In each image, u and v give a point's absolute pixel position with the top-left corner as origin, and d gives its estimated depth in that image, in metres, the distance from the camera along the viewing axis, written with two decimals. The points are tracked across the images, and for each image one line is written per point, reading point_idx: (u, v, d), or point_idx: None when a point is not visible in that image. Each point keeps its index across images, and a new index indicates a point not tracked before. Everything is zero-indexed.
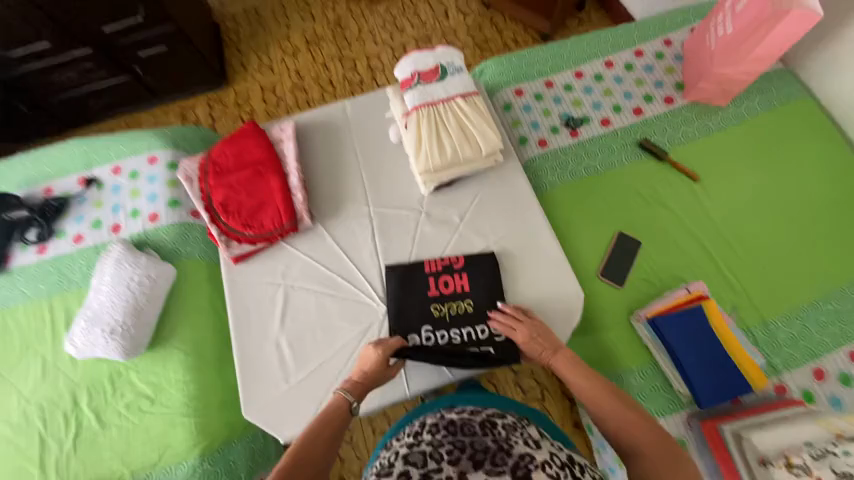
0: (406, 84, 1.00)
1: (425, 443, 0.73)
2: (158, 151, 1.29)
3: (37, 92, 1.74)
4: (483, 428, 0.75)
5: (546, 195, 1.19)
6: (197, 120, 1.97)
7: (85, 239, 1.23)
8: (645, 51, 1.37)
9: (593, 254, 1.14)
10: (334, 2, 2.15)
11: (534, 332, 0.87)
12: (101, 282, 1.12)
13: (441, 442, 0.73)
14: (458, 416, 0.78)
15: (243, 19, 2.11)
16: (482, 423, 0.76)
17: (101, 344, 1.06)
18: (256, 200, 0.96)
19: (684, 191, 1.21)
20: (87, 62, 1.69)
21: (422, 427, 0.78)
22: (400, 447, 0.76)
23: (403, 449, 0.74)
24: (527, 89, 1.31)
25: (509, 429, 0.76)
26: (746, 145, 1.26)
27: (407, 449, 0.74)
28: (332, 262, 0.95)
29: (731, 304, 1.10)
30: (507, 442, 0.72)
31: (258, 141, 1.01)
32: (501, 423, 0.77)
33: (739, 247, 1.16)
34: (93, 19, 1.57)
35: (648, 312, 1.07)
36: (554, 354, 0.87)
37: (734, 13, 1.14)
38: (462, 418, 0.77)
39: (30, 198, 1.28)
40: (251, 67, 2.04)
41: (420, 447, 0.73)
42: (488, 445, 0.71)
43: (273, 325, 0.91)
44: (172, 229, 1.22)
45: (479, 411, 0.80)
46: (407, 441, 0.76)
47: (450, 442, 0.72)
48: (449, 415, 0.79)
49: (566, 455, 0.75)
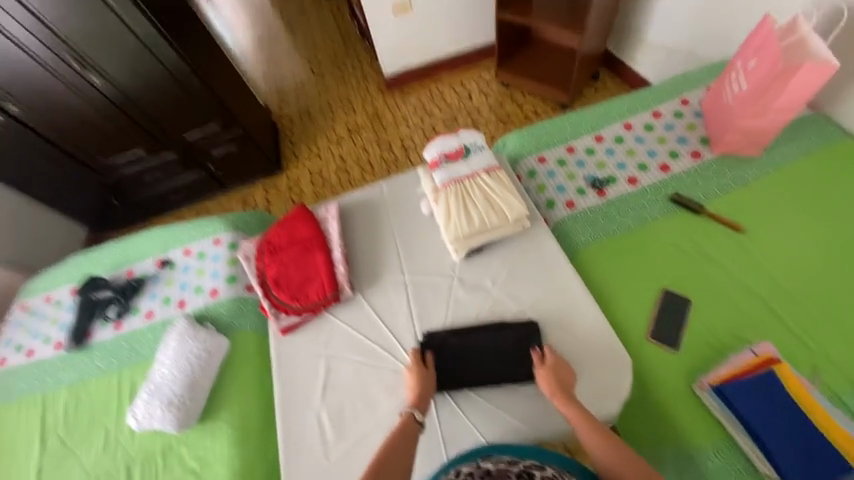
0: (434, 164, 1.10)
1: None
2: (222, 233, 1.47)
3: (130, 190, 2.10)
4: None
5: (579, 255, 1.19)
6: (255, 203, 2.24)
7: (155, 315, 1.38)
8: (663, 112, 1.42)
9: (637, 313, 1.09)
10: (372, 97, 2.48)
11: (555, 370, 0.86)
12: (165, 355, 1.21)
13: None
14: (494, 466, 0.75)
15: (296, 117, 2.48)
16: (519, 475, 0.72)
17: (159, 416, 1.13)
18: (304, 275, 1.05)
19: (728, 243, 1.16)
20: (171, 163, 2.04)
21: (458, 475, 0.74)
22: None
23: None
24: (550, 156, 1.38)
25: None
26: (789, 192, 1.21)
27: None
28: (371, 331, 0.99)
29: (809, 367, 0.98)
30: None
31: (306, 221, 1.13)
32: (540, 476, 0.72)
33: (805, 301, 1.06)
34: (180, 130, 1.93)
35: (712, 378, 0.97)
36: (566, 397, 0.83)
37: (746, 71, 1.19)
38: (499, 468, 0.74)
39: (115, 279, 1.48)
40: (301, 155, 2.34)
41: None
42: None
43: (316, 396, 0.93)
44: (228, 303, 1.34)
45: (515, 462, 0.76)
46: None
47: None
48: (484, 464, 0.76)
49: None
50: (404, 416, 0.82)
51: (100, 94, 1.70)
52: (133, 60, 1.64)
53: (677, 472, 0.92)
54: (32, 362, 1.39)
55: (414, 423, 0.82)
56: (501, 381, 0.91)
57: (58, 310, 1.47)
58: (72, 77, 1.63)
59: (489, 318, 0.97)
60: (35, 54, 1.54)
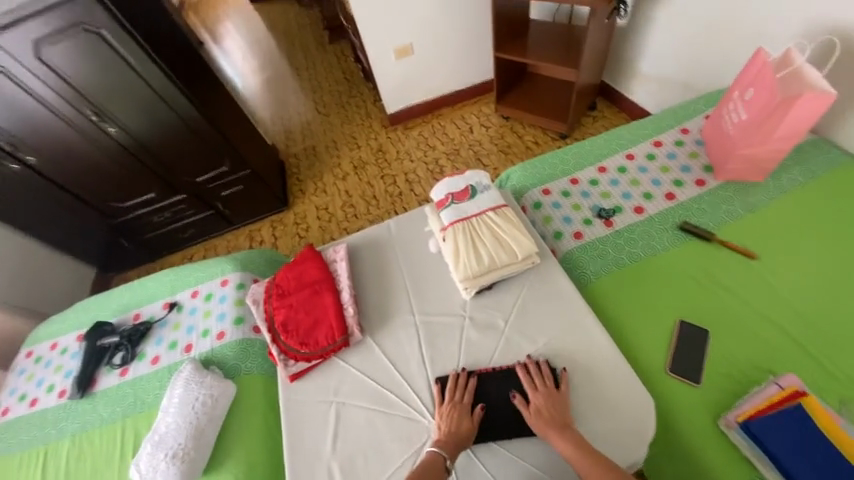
0: (441, 204, 1.12)
1: None
2: (230, 274, 1.48)
3: (140, 231, 2.14)
4: None
5: (590, 287, 1.17)
6: (262, 240, 2.26)
7: (161, 360, 1.36)
8: (664, 141, 1.44)
9: (656, 347, 1.05)
10: (376, 133, 2.56)
11: (544, 399, 0.85)
12: (170, 403, 1.18)
13: None
14: None
15: (302, 155, 2.55)
16: None
17: (162, 469, 1.08)
18: (312, 318, 1.03)
19: (742, 271, 1.14)
20: (181, 204, 2.09)
21: None
22: None
23: None
24: (554, 187, 1.40)
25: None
26: (799, 216, 1.20)
27: None
28: (381, 375, 0.96)
29: (841, 400, 0.93)
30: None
31: (315, 263, 1.13)
32: None
33: (829, 329, 1.02)
34: (190, 173, 1.99)
35: (737, 414, 0.92)
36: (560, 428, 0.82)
37: (744, 101, 1.22)
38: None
39: (123, 323, 1.47)
40: (308, 192, 2.39)
41: None
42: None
43: (325, 447, 0.89)
44: (235, 345, 1.32)
45: None
46: None
47: None
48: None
49: None
50: (432, 454, 0.81)
51: (116, 142, 1.77)
52: (148, 110, 1.71)
53: None
54: (36, 412, 1.36)
55: (442, 470, 0.80)
56: (519, 429, 0.87)
57: (64, 356, 1.46)
58: (88, 128, 1.69)
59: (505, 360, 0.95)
60: (56, 108, 1.60)
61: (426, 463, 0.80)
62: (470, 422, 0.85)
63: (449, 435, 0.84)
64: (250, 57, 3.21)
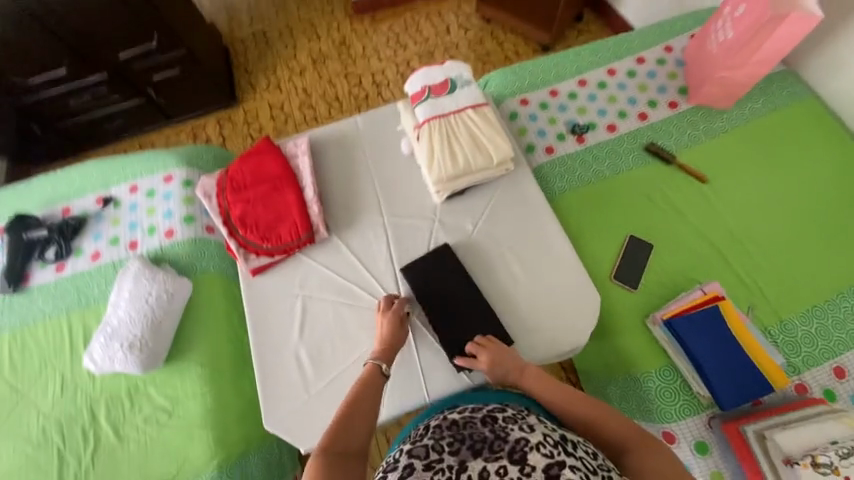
0: (416, 98, 1.03)
1: (426, 437, 0.69)
2: (174, 169, 1.33)
3: (53, 115, 1.81)
4: (485, 423, 0.70)
5: (555, 200, 1.21)
6: (208, 138, 2.02)
7: (103, 256, 1.26)
8: (647, 58, 1.39)
9: (605, 258, 1.14)
10: (340, 22, 2.22)
11: (497, 356, 0.85)
12: (120, 298, 1.14)
13: (442, 435, 0.69)
14: (459, 415, 0.73)
15: (251, 41, 2.19)
16: (483, 420, 0.71)
17: (120, 359, 1.08)
18: (273, 213, 0.98)
19: (692, 193, 1.22)
20: (102, 86, 1.76)
21: (425, 430, 0.72)
22: (404, 444, 0.71)
23: (404, 447, 0.69)
24: (532, 98, 1.33)
25: (510, 420, 0.70)
26: (753, 145, 1.27)
27: (411, 443, 0.69)
28: (349, 271, 0.96)
29: (747, 304, 1.10)
30: (504, 429, 0.68)
31: (273, 156, 1.03)
32: (502, 417, 0.71)
33: (752, 247, 1.15)
34: (109, 47, 1.64)
35: (664, 313, 1.06)
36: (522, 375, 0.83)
37: (734, 18, 1.17)
38: (464, 417, 0.73)
39: (50, 217, 1.31)
40: (259, 86, 2.10)
41: (422, 440, 0.69)
42: (485, 435, 0.67)
43: (291, 336, 0.92)
44: (188, 243, 1.24)
45: (479, 408, 0.74)
46: (413, 439, 0.70)
47: (450, 434, 0.69)
48: (451, 414, 0.74)
49: (559, 434, 0.67)
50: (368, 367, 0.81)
51: None
52: None
53: (624, 396, 1.04)
54: None
55: (379, 375, 0.81)
56: (480, 322, 0.92)
57: None
58: None
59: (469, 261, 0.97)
60: None
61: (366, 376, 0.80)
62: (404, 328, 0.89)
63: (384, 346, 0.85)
64: None
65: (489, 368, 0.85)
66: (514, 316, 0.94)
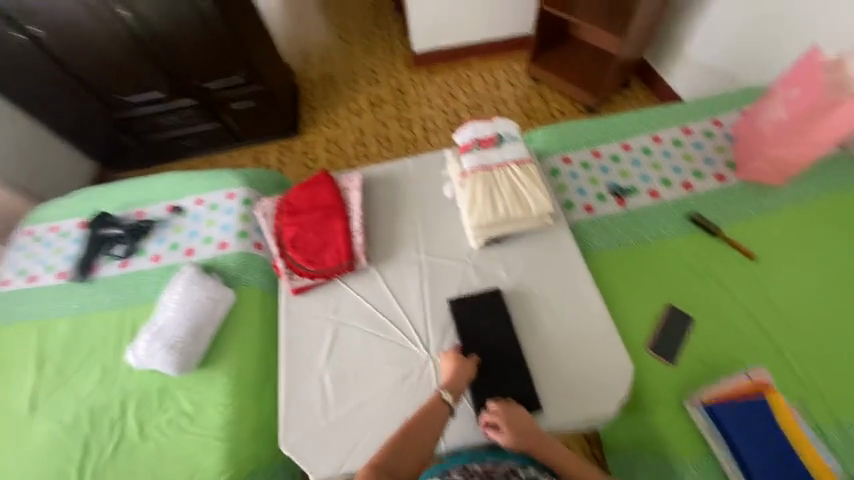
0: (465, 149, 1.11)
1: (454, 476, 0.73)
2: (237, 189, 1.48)
3: (144, 131, 2.08)
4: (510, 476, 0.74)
5: (591, 259, 1.21)
6: (268, 163, 2.22)
7: (163, 259, 1.39)
8: (694, 129, 1.42)
9: (639, 324, 1.11)
10: (399, 72, 2.44)
11: (517, 421, 0.82)
12: (170, 300, 1.24)
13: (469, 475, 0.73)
14: (482, 466, 0.76)
15: (319, 82, 2.45)
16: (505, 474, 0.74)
17: (160, 357, 1.15)
18: (321, 240, 1.06)
19: (736, 268, 1.18)
20: (189, 110, 2.02)
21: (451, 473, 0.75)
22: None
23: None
24: (574, 157, 1.38)
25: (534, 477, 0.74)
26: (806, 226, 1.22)
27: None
28: (381, 302, 1.00)
29: (795, 396, 1.01)
30: None
31: (328, 187, 1.13)
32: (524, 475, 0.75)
33: (802, 334, 1.08)
34: (202, 79, 1.90)
35: (704, 396, 1.00)
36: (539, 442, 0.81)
37: (786, 99, 1.20)
38: (486, 468, 0.75)
39: (125, 218, 1.48)
40: (320, 121, 2.31)
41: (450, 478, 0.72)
42: None
43: (319, 359, 0.95)
44: (237, 257, 1.35)
45: (500, 463, 0.78)
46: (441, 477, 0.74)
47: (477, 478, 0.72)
48: (473, 464, 0.77)
49: None
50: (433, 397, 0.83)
51: (126, 27, 1.66)
52: None
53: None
54: (32, 289, 1.39)
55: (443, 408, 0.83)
56: (504, 371, 0.91)
57: (63, 240, 1.47)
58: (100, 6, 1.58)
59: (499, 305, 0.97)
60: None
61: (430, 408, 0.82)
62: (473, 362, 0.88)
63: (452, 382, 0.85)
64: None
65: (510, 433, 0.81)
66: (539, 371, 0.93)
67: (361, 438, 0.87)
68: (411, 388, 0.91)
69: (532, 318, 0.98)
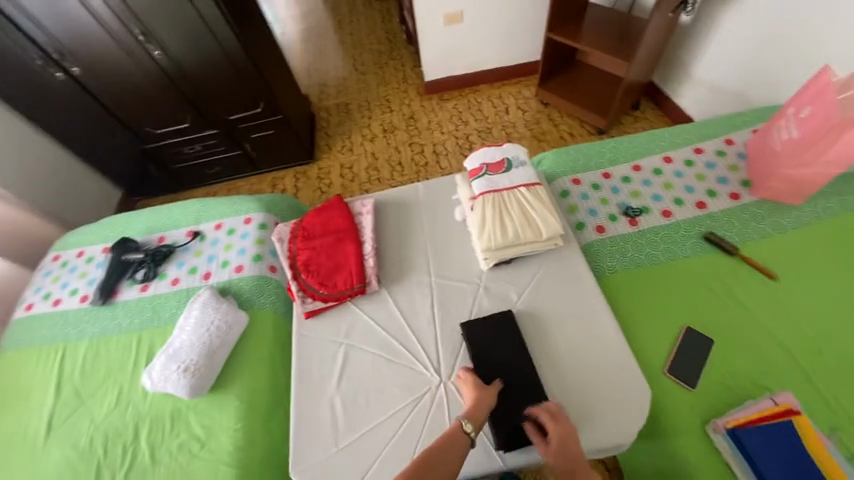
0: (474, 173, 1.13)
1: None
2: (254, 214, 1.53)
3: (168, 160, 2.19)
4: None
5: (604, 281, 1.19)
6: (284, 188, 2.30)
7: (181, 283, 1.43)
8: (705, 149, 1.41)
9: (657, 348, 1.07)
10: (411, 100, 2.53)
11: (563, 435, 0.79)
12: (186, 323, 1.26)
13: None
14: None
15: (334, 111, 2.56)
16: None
17: (174, 380, 1.16)
18: (333, 262, 1.07)
19: (758, 289, 1.14)
20: (211, 139, 2.12)
21: None
22: None
23: None
24: (584, 179, 1.39)
25: None
26: (831, 246, 1.18)
27: None
28: (392, 325, 1.00)
29: (832, 426, 0.94)
30: None
31: (341, 211, 1.16)
32: None
33: (835, 359, 1.02)
34: (224, 110, 2.01)
35: (726, 421, 0.94)
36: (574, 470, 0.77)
37: (798, 118, 1.17)
38: None
39: (147, 243, 1.54)
40: (335, 148, 2.40)
41: None
42: None
43: (330, 383, 0.95)
44: (252, 280, 1.38)
45: None
46: None
47: None
48: None
49: None
50: (452, 426, 0.80)
51: (157, 65, 1.79)
52: (194, 39, 1.72)
53: None
54: (57, 312, 1.45)
55: (463, 438, 0.78)
56: (517, 397, 0.88)
57: (89, 265, 1.53)
58: (134, 47, 1.71)
59: (511, 328, 0.95)
60: (106, 24, 1.62)
61: (449, 437, 0.78)
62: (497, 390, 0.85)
63: (474, 410, 0.82)
64: (298, 12, 3.28)
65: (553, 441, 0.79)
66: (554, 397, 0.90)
67: (371, 466, 0.85)
68: (421, 413, 0.89)
69: (545, 341, 0.96)
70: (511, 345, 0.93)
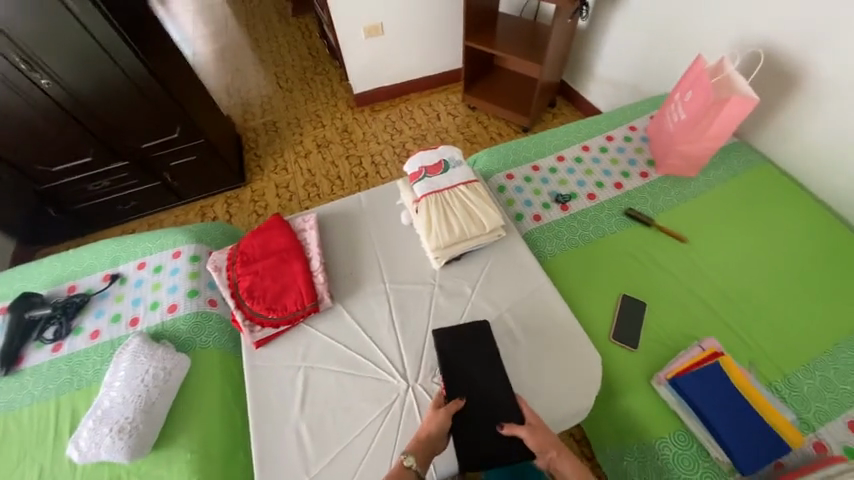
0: (414, 177, 1.15)
1: None
2: (183, 246, 1.41)
3: (71, 199, 1.93)
4: None
5: (547, 265, 1.27)
6: (216, 215, 2.14)
7: (102, 335, 1.26)
8: (615, 136, 1.58)
9: (602, 318, 1.17)
10: (342, 113, 2.51)
11: (541, 430, 0.81)
12: (115, 378, 1.11)
13: None
14: None
15: (262, 130, 2.45)
16: None
17: (106, 445, 1.01)
18: (280, 285, 1.02)
19: (674, 253, 1.29)
20: (122, 172, 1.91)
21: None
22: None
23: None
24: (517, 173, 1.48)
25: None
26: (724, 208, 1.38)
27: None
28: (351, 339, 0.97)
29: (750, 360, 1.09)
30: None
31: (282, 230, 1.11)
32: None
33: (741, 303, 1.19)
34: (135, 139, 1.83)
35: (667, 373, 1.05)
36: (559, 457, 0.80)
37: (684, 102, 1.36)
38: None
39: (54, 296, 1.34)
40: (268, 168, 2.29)
41: None
42: None
43: (293, 411, 0.89)
44: (190, 318, 1.26)
45: None
46: None
47: None
48: None
49: None
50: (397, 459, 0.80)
51: (46, 96, 1.57)
52: (91, 64, 1.54)
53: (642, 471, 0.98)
54: None
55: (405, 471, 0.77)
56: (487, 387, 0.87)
57: None
58: (15, 76, 1.49)
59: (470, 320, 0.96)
60: None
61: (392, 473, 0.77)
62: (446, 418, 0.82)
63: (420, 440, 0.80)
64: (208, 31, 3.12)
65: (536, 441, 0.80)
66: (519, 380, 0.94)
67: None
68: (394, 422, 0.87)
69: (504, 330, 1.00)
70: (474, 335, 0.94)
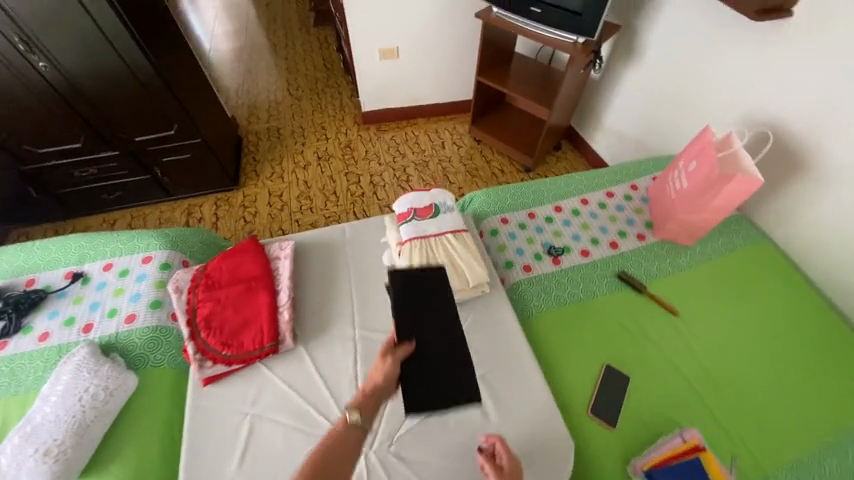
0: (402, 217, 1.10)
1: None
2: (156, 251, 1.34)
3: (54, 183, 1.87)
4: None
5: (531, 321, 1.21)
6: (202, 217, 2.07)
7: (51, 338, 1.17)
8: (615, 193, 1.55)
9: (581, 388, 1.10)
10: (348, 129, 2.49)
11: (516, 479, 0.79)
12: (53, 391, 1.03)
13: None
14: None
15: (264, 135, 2.42)
16: None
17: (27, 469, 0.92)
18: (241, 317, 0.95)
19: (664, 325, 1.24)
20: (111, 162, 1.86)
21: None
22: None
23: None
24: (511, 218, 1.44)
25: None
26: (719, 283, 1.34)
27: None
28: (308, 388, 0.90)
29: (732, 455, 1.02)
30: None
31: (254, 256, 1.04)
32: None
33: (728, 388, 1.13)
34: (128, 131, 1.78)
35: (644, 463, 0.97)
36: None
37: (688, 171, 1.33)
38: None
39: (10, 288, 1.26)
40: (264, 174, 2.24)
41: None
42: None
43: (230, 464, 0.80)
44: (147, 332, 1.18)
45: None
46: None
47: None
48: None
49: None
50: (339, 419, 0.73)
51: (42, 78, 1.54)
52: (92, 53, 1.51)
53: None
54: None
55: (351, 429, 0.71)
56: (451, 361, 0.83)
57: None
58: (12, 56, 1.46)
59: (442, 281, 0.93)
60: None
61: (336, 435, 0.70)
62: (394, 365, 0.79)
63: (368, 391, 0.76)
64: (227, 30, 3.13)
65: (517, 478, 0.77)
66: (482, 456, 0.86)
67: None
68: None
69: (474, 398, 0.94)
70: (439, 293, 0.91)
